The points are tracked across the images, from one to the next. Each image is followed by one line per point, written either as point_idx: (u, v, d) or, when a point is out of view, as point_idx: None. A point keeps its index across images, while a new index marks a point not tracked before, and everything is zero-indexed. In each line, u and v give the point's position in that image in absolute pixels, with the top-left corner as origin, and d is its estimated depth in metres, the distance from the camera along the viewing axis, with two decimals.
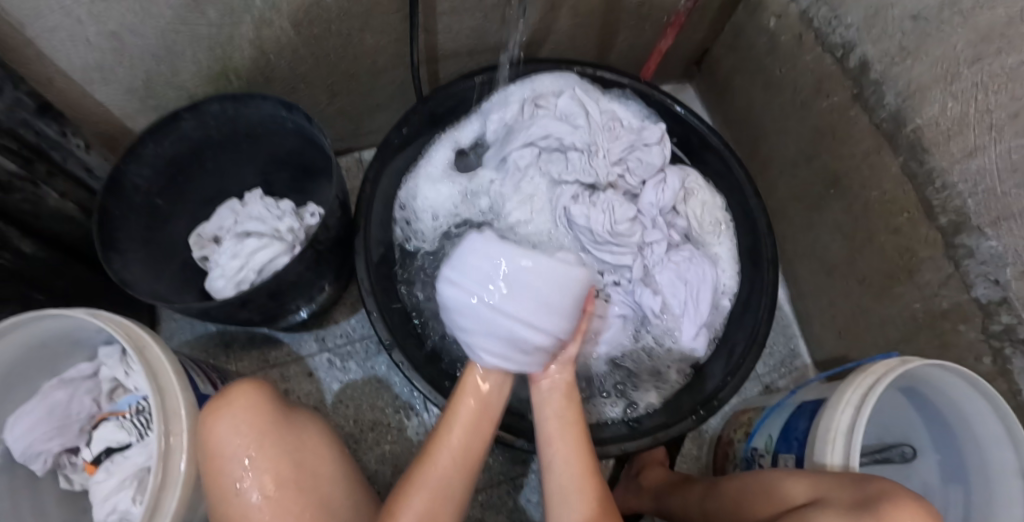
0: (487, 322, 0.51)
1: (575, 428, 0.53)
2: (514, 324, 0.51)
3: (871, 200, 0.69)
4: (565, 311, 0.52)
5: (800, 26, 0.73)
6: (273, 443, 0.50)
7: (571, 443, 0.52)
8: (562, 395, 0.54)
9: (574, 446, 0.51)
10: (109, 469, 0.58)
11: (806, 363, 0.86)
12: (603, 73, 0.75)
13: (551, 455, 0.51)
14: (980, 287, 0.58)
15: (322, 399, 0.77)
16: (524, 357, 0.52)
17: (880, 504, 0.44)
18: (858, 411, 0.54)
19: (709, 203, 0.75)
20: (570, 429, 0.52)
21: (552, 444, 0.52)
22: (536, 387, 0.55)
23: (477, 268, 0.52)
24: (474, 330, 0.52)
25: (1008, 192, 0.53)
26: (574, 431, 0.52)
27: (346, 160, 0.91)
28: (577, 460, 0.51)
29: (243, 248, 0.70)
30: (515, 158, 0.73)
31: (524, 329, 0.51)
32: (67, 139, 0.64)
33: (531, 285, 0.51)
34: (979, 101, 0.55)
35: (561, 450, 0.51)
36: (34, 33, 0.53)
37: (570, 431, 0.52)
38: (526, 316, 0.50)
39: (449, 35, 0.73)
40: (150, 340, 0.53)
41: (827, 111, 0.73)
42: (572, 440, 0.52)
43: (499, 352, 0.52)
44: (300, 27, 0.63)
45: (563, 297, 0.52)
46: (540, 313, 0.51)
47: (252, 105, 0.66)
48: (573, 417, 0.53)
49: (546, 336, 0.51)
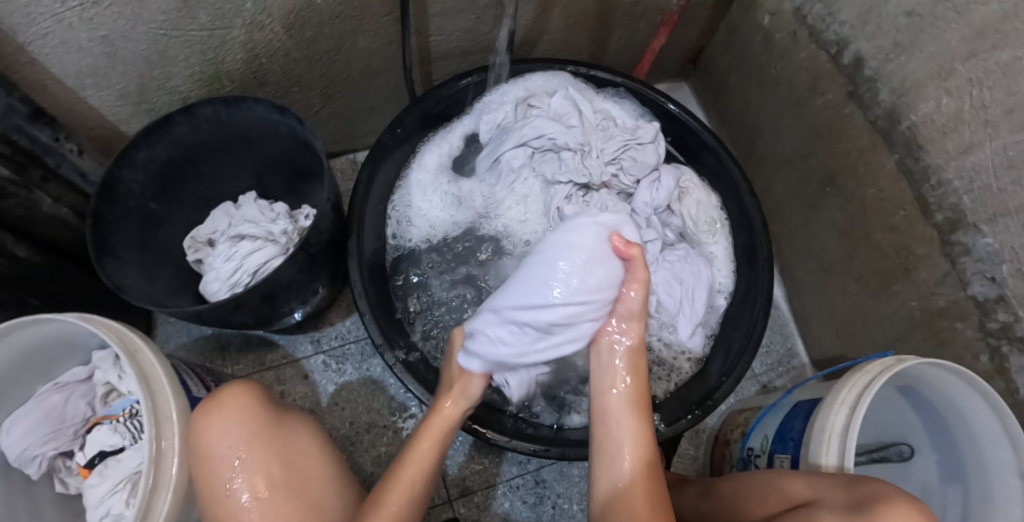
0: (513, 329, 0.54)
1: (633, 409, 0.52)
2: (534, 315, 0.53)
3: (867, 197, 0.69)
4: (579, 277, 0.52)
5: (794, 24, 0.73)
6: (264, 445, 0.51)
7: (628, 421, 0.51)
8: (622, 372, 0.53)
9: (631, 425, 0.51)
10: (102, 473, 0.58)
11: (803, 362, 0.86)
12: (596, 72, 0.75)
13: (609, 432, 0.51)
14: (977, 284, 0.57)
15: (317, 402, 0.77)
16: (565, 336, 0.53)
17: (874, 507, 0.44)
18: (852, 410, 0.54)
19: (704, 202, 0.75)
20: (627, 405, 0.52)
21: (609, 422, 0.52)
22: (595, 356, 0.55)
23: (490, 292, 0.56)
24: (500, 341, 0.54)
25: (1004, 189, 0.53)
26: (632, 412, 0.52)
27: (341, 163, 0.91)
28: (634, 438, 0.50)
29: (237, 252, 0.70)
30: (508, 158, 0.73)
31: (538, 313, 0.53)
32: (60, 144, 0.64)
33: (537, 274, 0.53)
34: (974, 97, 0.54)
35: (619, 432, 0.51)
36: (26, 40, 0.54)
37: (628, 412, 0.51)
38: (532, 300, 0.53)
39: (441, 36, 0.73)
40: (142, 345, 0.53)
41: (822, 109, 0.72)
42: (628, 416, 0.51)
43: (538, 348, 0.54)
44: (292, 30, 0.63)
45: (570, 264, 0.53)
46: (549, 290, 0.53)
47: (245, 108, 0.66)
48: (634, 393, 0.53)
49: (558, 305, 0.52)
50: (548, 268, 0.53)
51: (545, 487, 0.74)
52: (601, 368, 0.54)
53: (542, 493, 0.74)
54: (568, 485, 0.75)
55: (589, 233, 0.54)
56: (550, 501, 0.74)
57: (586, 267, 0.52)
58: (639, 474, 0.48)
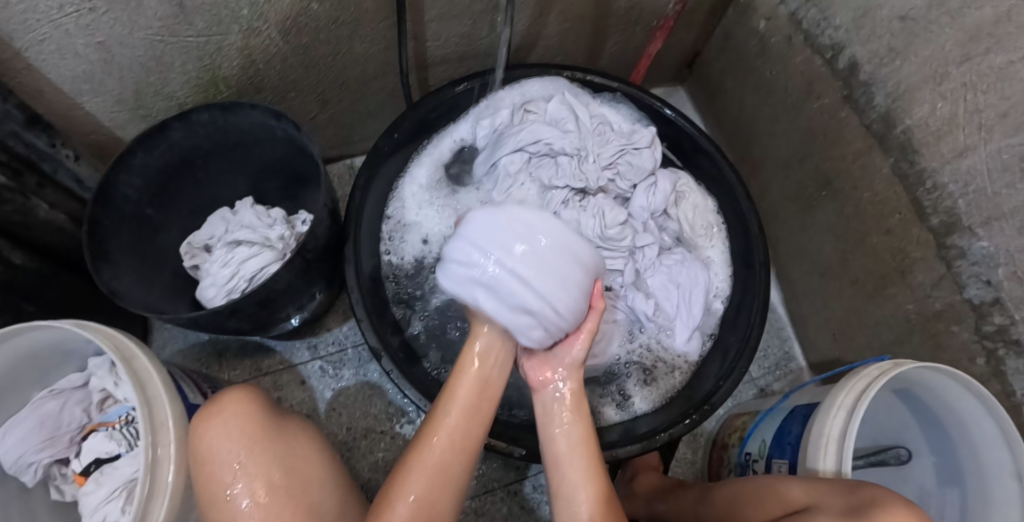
0: (490, 272, 0.48)
1: (583, 450, 0.49)
2: (526, 297, 0.48)
3: (863, 201, 0.69)
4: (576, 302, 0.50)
5: (789, 28, 0.73)
6: (263, 450, 0.50)
7: (579, 463, 0.48)
8: (570, 410, 0.51)
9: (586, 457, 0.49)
10: (97, 480, 0.58)
11: (800, 366, 0.86)
12: (592, 77, 0.75)
13: (563, 478, 0.48)
14: (973, 287, 0.57)
15: (314, 407, 0.77)
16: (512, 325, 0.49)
17: (870, 511, 0.44)
18: (850, 414, 0.54)
19: (700, 207, 0.75)
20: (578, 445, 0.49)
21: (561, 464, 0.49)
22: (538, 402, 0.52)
23: (495, 217, 0.49)
24: (467, 275, 0.49)
25: (998, 192, 0.53)
26: (584, 447, 0.49)
27: (338, 168, 0.91)
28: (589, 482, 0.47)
29: (234, 257, 0.70)
30: (504, 163, 0.72)
31: (530, 298, 0.48)
32: (56, 150, 0.65)
33: (555, 262, 0.48)
34: (968, 101, 0.55)
35: (572, 469, 0.48)
36: (22, 46, 0.54)
37: (579, 448, 0.49)
38: (532, 283, 0.47)
39: (437, 41, 0.73)
40: (138, 352, 0.53)
41: (817, 113, 0.73)
42: (580, 455, 0.49)
43: (489, 307, 0.48)
44: (288, 36, 0.63)
45: (579, 287, 0.50)
46: (556, 288, 0.48)
47: (241, 113, 0.66)
48: (581, 432, 0.50)
49: (547, 309, 0.48)
50: (561, 266, 0.49)
51: (543, 491, 0.74)
52: (550, 401, 0.51)
53: (540, 497, 0.74)
54: None
55: (591, 265, 0.51)
56: (549, 505, 0.74)
57: (578, 292, 0.50)
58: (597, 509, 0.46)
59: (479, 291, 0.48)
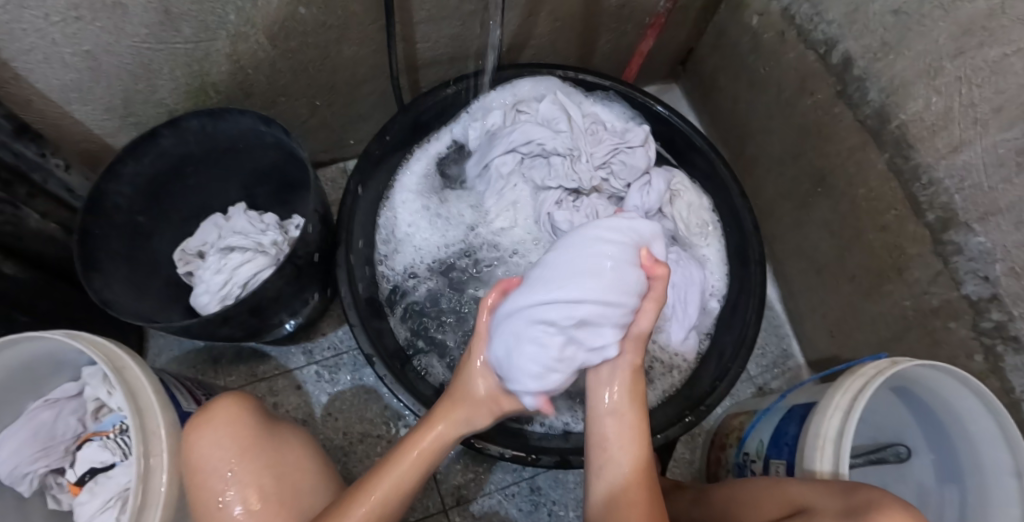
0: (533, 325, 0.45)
1: (634, 429, 0.49)
2: (562, 316, 0.44)
3: (858, 198, 0.68)
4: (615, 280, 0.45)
5: (782, 24, 0.72)
6: (254, 457, 0.50)
7: (631, 437, 0.49)
8: (620, 386, 0.49)
9: (627, 434, 0.49)
10: (93, 490, 0.58)
11: (799, 363, 0.85)
12: (585, 76, 0.73)
13: (613, 451, 0.49)
14: (969, 284, 0.57)
15: (310, 412, 0.77)
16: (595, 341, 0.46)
17: (869, 512, 0.43)
18: (846, 416, 0.54)
19: (695, 205, 0.75)
20: (630, 422, 0.49)
21: (608, 445, 0.49)
22: (594, 373, 0.50)
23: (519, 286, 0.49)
24: (521, 350, 0.45)
25: (995, 187, 0.53)
26: (629, 426, 0.49)
27: (330, 171, 0.91)
28: (634, 458, 0.49)
29: (226, 264, 0.69)
30: (497, 165, 0.73)
31: (568, 313, 0.44)
32: (46, 159, 0.64)
33: (566, 274, 0.46)
34: (963, 95, 0.54)
35: (620, 451, 0.49)
36: (9, 56, 0.53)
37: (628, 433, 0.49)
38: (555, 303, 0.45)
39: (427, 43, 0.73)
40: (129, 362, 0.53)
41: (811, 109, 0.72)
42: (629, 434, 0.49)
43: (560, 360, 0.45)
44: (276, 41, 0.63)
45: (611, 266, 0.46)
46: (583, 286, 0.45)
47: (231, 119, 0.66)
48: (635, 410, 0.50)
49: (587, 309, 0.44)
50: (581, 257, 0.46)
51: (541, 494, 0.73)
52: (601, 378, 0.50)
53: (538, 499, 0.73)
54: (565, 491, 0.74)
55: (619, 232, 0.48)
56: (546, 508, 0.73)
57: (617, 266, 0.46)
58: (631, 480, 0.48)
59: (542, 360, 0.45)
